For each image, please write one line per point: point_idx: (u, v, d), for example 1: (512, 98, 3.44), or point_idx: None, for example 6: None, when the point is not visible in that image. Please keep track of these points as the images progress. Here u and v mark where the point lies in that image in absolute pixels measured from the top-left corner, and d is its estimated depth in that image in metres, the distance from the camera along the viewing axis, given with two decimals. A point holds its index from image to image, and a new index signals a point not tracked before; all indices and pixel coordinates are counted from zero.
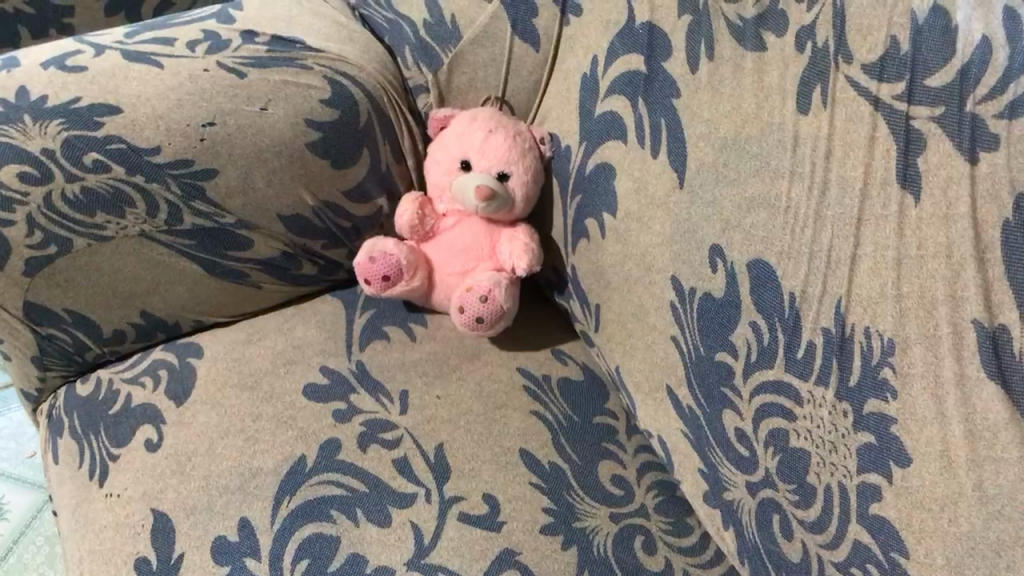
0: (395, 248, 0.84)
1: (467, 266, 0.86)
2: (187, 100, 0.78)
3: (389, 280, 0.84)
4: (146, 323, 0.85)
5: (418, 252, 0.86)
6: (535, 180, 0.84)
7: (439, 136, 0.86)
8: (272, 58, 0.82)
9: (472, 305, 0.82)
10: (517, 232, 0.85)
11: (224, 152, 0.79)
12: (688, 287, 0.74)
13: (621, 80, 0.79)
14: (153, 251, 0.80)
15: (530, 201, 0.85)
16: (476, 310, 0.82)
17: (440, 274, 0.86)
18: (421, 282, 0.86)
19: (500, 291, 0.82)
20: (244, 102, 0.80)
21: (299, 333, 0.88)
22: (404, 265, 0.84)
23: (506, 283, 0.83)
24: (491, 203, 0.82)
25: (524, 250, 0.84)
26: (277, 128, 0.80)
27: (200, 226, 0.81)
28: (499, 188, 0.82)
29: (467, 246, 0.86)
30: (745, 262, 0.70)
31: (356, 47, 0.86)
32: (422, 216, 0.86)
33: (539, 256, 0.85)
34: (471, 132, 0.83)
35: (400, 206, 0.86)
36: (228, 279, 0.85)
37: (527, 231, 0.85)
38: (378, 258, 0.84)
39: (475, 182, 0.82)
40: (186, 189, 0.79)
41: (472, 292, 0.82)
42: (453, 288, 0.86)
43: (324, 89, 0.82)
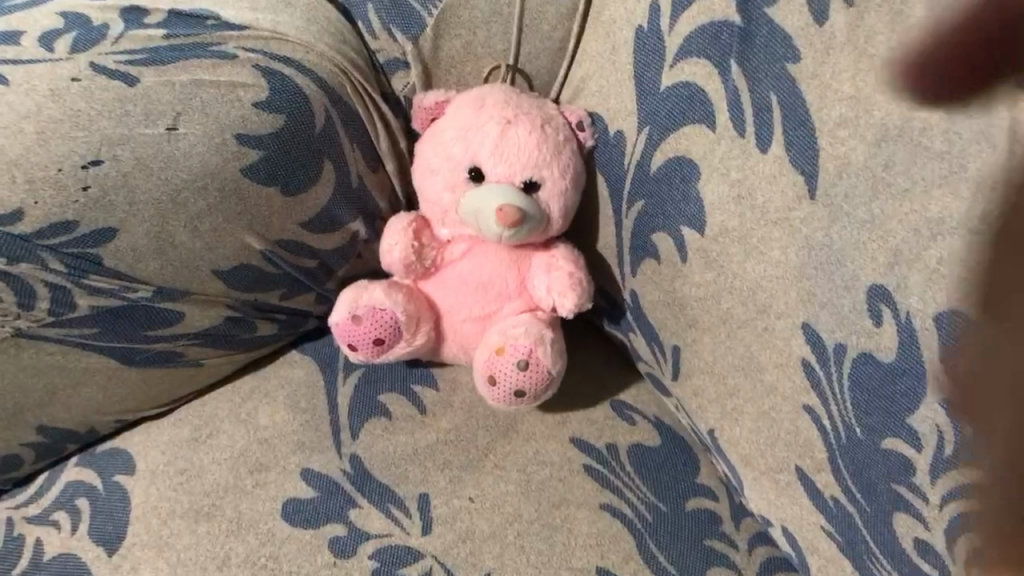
0: (387, 299, 0.60)
1: (489, 312, 0.61)
2: (53, 129, 0.51)
3: (384, 342, 0.60)
4: (48, 439, 0.60)
5: (418, 298, 0.62)
6: (574, 184, 0.59)
7: (430, 133, 0.60)
8: (173, 48, 0.55)
9: (507, 374, 0.58)
10: (554, 259, 0.60)
11: (122, 202, 0.53)
12: (833, 342, 0.51)
13: (701, 38, 0.53)
14: (39, 352, 0.55)
15: (569, 214, 0.60)
16: (514, 381, 0.58)
17: (452, 323, 0.62)
18: (427, 338, 0.62)
19: (543, 349, 0.58)
20: (140, 121, 0.53)
21: (264, 420, 0.64)
22: (403, 322, 0.60)
23: (549, 335, 0.59)
24: (518, 227, 0.57)
25: (569, 284, 0.60)
26: (196, 155, 0.54)
27: (102, 308, 0.55)
28: (528, 203, 0.57)
29: (487, 283, 0.61)
30: (931, 314, 0.46)
31: (297, 13, 0.58)
32: (419, 248, 0.61)
33: (587, 288, 0.61)
34: (478, 126, 0.58)
35: (385, 235, 0.61)
36: (154, 365, 0.60)
37: (569, 255, 0.61)
38: (365, 316, 0.60)
39: (493, 200, 0.57)
40: (74, 262, 0.53)
41: (505, 355, 0.58)
42: (472, 342, 0.62)
43: (258, 86, 0.55)
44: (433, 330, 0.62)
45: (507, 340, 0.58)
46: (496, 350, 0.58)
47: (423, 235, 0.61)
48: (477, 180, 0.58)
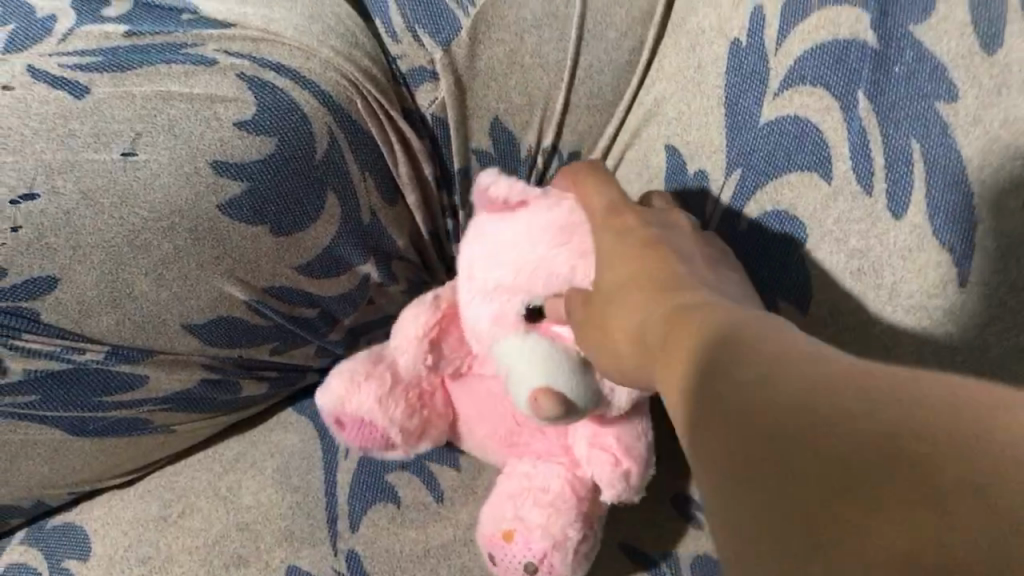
0: (381, 411, 0.47)
1: (515, 449, 0.46)
2: None
3: (375, 442, 0.49)
4: None
5: (428, 404, 0.48)
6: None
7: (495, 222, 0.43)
8: (138, 52, 0.43)
9: (506, 563, 0.44)
10: (602, 432, 0.43)
11: (64, 246, 0.42)
12: None
13: (819, 59, 0.40)
14: None
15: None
16: (510, 569, 0.44)
17: (472, 434, 0.49)
18: (433, 438, 0.50)
19: (560, 553, 0.43)
20: (88, 145, 0.41)
21: (247, 499, 0.53)
22: (397, 433, 0.48)
23: (575, 533, 0.43)
24: (561, 419, 0.39)
25: (609, 481, 0.43)
26: (161, 187, 0.42)
27: (40, 371, 0.44)
28: (584, 387, 0.39)
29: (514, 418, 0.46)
30: None
31: (299, 9, 0.46)
32: (437, 358, 0.47)
33: (647, 465, 0.44)
34: (559, 241, 0.40)
35: (397, 326, 0.48)
36: (117, 434, 0.50)
37: (631, 427, 0.43)
38: (351, 423, 0.49)
39: (539, 375, 0.39)
40: (4, 317, 0.42)
41: (511, 542, 0.44)
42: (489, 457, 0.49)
43: (241, 101, 0.43)
44: (445, 427, 0.50)
45: (518, 523, 0.44)
46: (505, 533, 0.44)
47: (446, 338, 0.47)
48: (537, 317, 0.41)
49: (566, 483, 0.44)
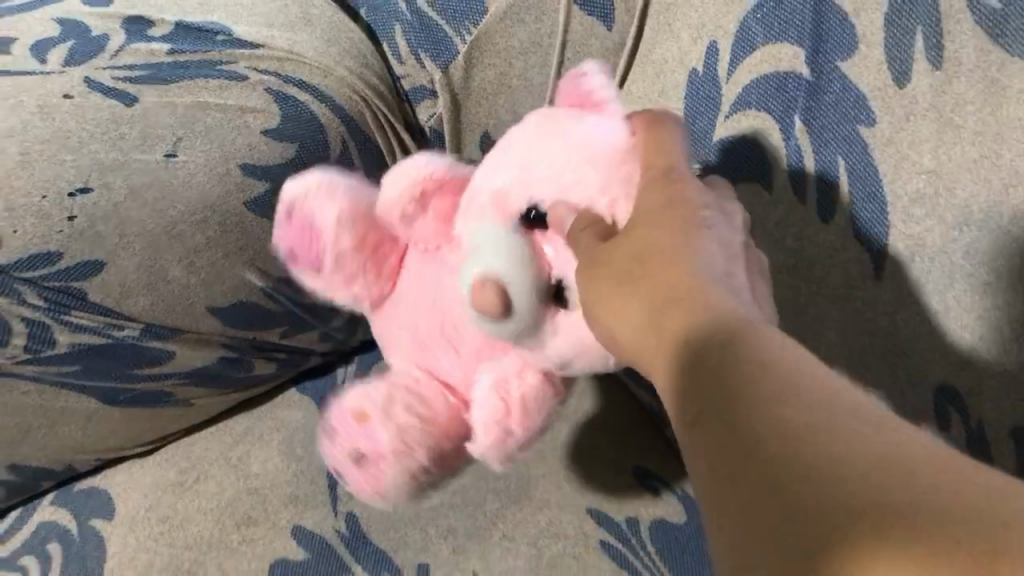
0: (327, 233, 0.41)
1: (423, 353, 0.42)
2: (38, 151, 0.46)
3: (300, 262, 0.42)
4: (21, 477, 0.56)
5: (371, 275, 0.42)
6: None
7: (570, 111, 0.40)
8: (178, 67, 0.50)
9: (342, 449, 0.41)
10: (512, 385, 0.39)
11: (112, 233, 0.47)
12: None
13: (764, 88, 0.47)
14: (13, 390, 0.50)
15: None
16: (341, 441, 0.41)
17: (394, 316, 0.44)
18: (354, 301, 0.43)
19: (396, 462, 0.40)
20: (136, 146, 0.48)
21: (256, 467, 0.59)
22: (326, 272, 0.42)
23: (420, 456, 0.40)
24: (490, 326, 0.37)
25: (485, 439, 0.38)
26: (197, 185, 0.49)
27: (84, 345, 0.50)
28: (533, 306, 0.36)
29: (448, 328, 0.40)
30: None
31: (317, 32, 0.53)
32: (417, 215, 0.41)
33: (531, 437, 0.40)
34: (613, 163, 0.35)
35: (398, 166, 0.42)
36: (143, 405, 0.56)
37: (546, 394, 0.39)
38: (301, 217, 0.41)
39: (496, 266, 0.36)
40: (56, 297, 0.48)
41: (358, 425, 0.40)
42: (391, 356, 0.44)
43: (268, 113, 0.50)
44: (372, 304, 0.44)
45: (381, 414, 0.40)
46: (357, 413, 0.41)
47: (436, 203, 0.41)
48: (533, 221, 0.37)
49: (448, 413, 0.41)
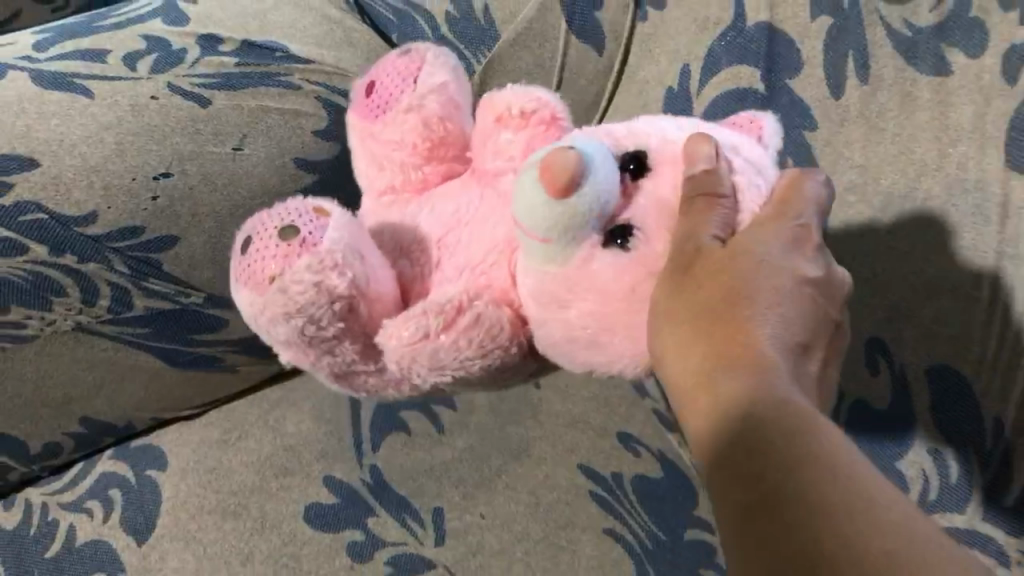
0: (418, 91, 0.44)
1: (410, 252, 0.43)
2: (130, 142, 0.56)
3: (373, 97, 0.45)
4: (88, 431, 0.64)
5: (421, 158, 0.44)
6: (643, 262, 0.36)
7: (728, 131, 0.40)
8: (245, 75, 0.60)
9: (292, 214, 0.39)
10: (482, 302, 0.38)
11: (185, 212, 0.57)
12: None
13: (727, 101, 0.58)
14: (93, 347, 0.59)
15: (623, 283, 0.36)
16: (280, 216, 0.39)
17: (406, 217, 0.44)
18: (377, 161, 0.45)
19: (310, 259, 0.37)
20: (209, 140, 0.57)
21: (291, 428, 0.68)
22: (386, 118, 0.44)
23: (346, 284, 0.38)
24: (538, 200, 0.35)
25: (413, 327, 0.38)
26: (258, 174, 0.58)
27: (156, 309, 0.59)
28: (596, 209, 0.35)
29: (450, 235, 0.42)
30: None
31: (358, 52, 0.63)
32: (513, 124, 0.42)
33: (445, 362, 0.39)
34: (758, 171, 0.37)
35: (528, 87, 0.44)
36: (198, 368, 0.64)
37: (498, 336, 0.39)
38: (413, 59, 0.45)
39: (592, 152, 0.35)
40: (136, 264, 0.57)
41: (319, 217, 0.39)
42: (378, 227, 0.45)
43: (318, 116, 0.60)
44: (387, 180, 0.45)
45: (350, 227, 0.40)
46: (319, 211, 0.40)
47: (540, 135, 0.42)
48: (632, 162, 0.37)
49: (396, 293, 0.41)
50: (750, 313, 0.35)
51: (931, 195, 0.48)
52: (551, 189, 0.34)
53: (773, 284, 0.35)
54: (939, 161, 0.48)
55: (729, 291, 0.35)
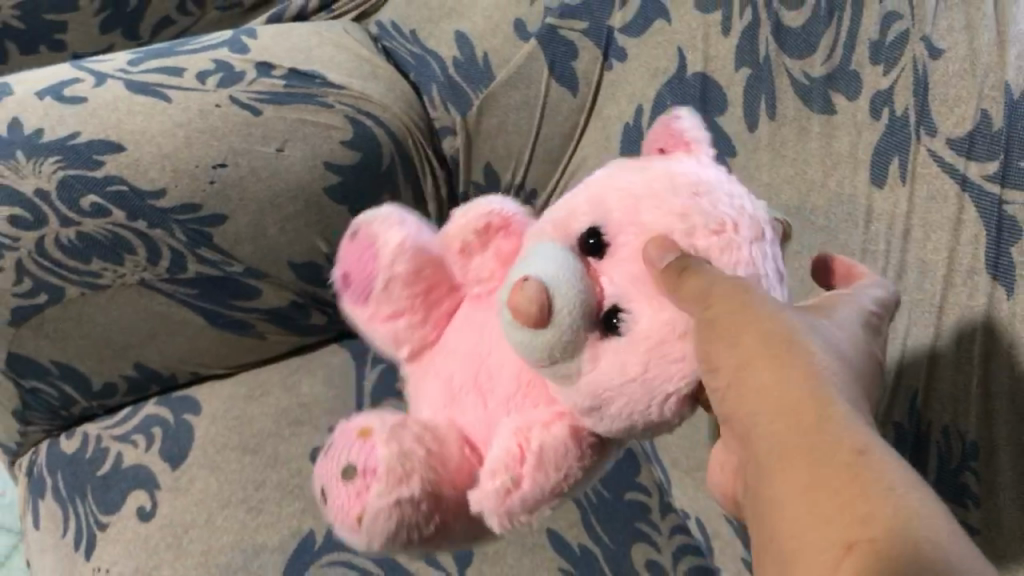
0: (385, 256, 0.47)
1: (452, 405, 0.46)
2: (197, 138, 0.72)
3: (352, 285, 0.48)
4: (139, 375, 0.77)
5: (417, 306, 0.47)
6: (635, 339, 0.39)
7: (658, 139, 0.46)
8: (289, 94, 0.76)
9: (345, 448, 0.44)
10: (535, 433, 0.41)
11: (235, 196, 0.73)
12: None
13: None
14: (153, 300, 0.73)
15: (631, 371, 0.39)
16: (336, 454, 0.44)
17: (439, 359, 0.48)
18: (392, 338, 0.48)
19: (382, 483, 0.42)
20: (258, 142, 0.74)
21: (304, 389, 0.81)
22: (372, 301, 0.48)
23: (417, 485, 0.42)
24: (521, 335, 0.39)
25: (493, 491, 0.41)
26: (294, 171, 0.74)
27: (205, 275, 0.73)
28: (574, 318, 0.38)
29: (480, 373, 0.45)
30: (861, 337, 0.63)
31: (380, 84, 0.82)
32: (476, 251, 0.47)
33: (537, 499, 0.42)
34: (696, 197, 0.40)
35: (470, 206, 0.48)
36: (233, 331, 0.78)
37: (565, 453, 0.41)
38: (361, 236, 0.48)
39: (548, 275, 0.38)
40: (193, 235, 0.72)
41: (361, 441, 0.43)
42: (422, 385, 0.48)
43: (344, 130, 0.76)
44: (407, 348, 0.48)
45: (380, 425, 0.44)
46: (362, 431, 0.44)
47: (496, 246, 0.47)
48: (591, 251, 0.41)
49: (460, 460, 0.44)
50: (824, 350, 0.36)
51: (818, 206, 0.66)
52: (524, 326, 0.38)
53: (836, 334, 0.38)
54: (820, 178, 0.65)
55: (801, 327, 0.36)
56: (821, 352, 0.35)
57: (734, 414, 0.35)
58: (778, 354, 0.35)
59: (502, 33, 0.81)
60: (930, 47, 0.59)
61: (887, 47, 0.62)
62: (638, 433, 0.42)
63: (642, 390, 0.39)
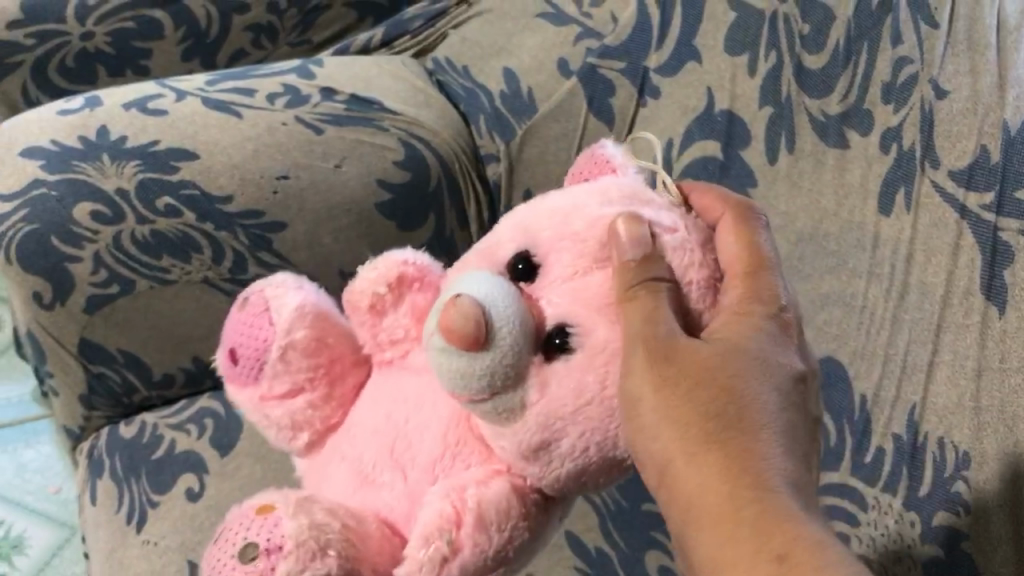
0: (284, 326, 0.49)
1: (365, 487, 0.47)
2: (264, 151, 0.80)
3: (242, 360, 0.51)
4: (195, 368, 0.83)
5: (316, 382, 0.50)
6: (591, 348, 0.42)
7: (586, 170, 0.52)
8: (349, 117, 0.84)
9: (240, 530, 0.43)
10: (472, 490, 0.43)
11: (294, 206, 0.79)
12: (845, 371, 0.69)
13: (696, 167, 0.79)
14: (215, 298, 0.80)
15: (593, 380, 0.42)
16: (232, 536, 0.43)
17: (351, 433, 0.49)
18: (292, 423, 0.50)
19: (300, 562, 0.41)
20: (319, 158, 0.81)
21: None
22: (267, 370, 0.50)
23: (331, 562, 0.42)
24: (457, 361, 0.41)
25: (431, 557, 0.41)
26: (349, 187, 0.81)
27: (262, 277, 0.80)
28: (512, 337, 0.41)
29: (398, 444, 0.47)
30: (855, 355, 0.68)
31: (432, 111, 0.89)
32: (390, 306, 0.50)
33: (483, 557, 0.43)
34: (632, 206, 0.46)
35: (377, 259, 0.51)
36: None
37: (504, 506, 0.43)
38: (258, 302, 0.51)
39: (483, 293, 0.41)
40: (254, 239, 0.79)
41: (263, 519, 0.43)
42: (325, 475, 0.49)
43: (396, 151, 0.84)
44: (308, 431, 0.50)
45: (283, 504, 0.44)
46: (262, 510, 0.44)
47: (410, 299, 0.50)
48: (520, 276, 0.45)
49: (380, 534, 0.44)
50: (751, 411, 0.43)
51: (830, 233, 0.70)
52: (459, 345, 0.40)
53: (762, 359, 0.44)
54: (834, 206, 0.70)
55: (728, 387, 0.43)
56: (744, 419, 0.43)
57: (673, 505, 0.44)
58: (706, 445, 0.42)
59: (546, 69, 0.88)
60: (936, 87, 0.64)
61: (898, 88, 0.66)
62: (583, 478, 0.44)
63: (600, 411, 0.42)
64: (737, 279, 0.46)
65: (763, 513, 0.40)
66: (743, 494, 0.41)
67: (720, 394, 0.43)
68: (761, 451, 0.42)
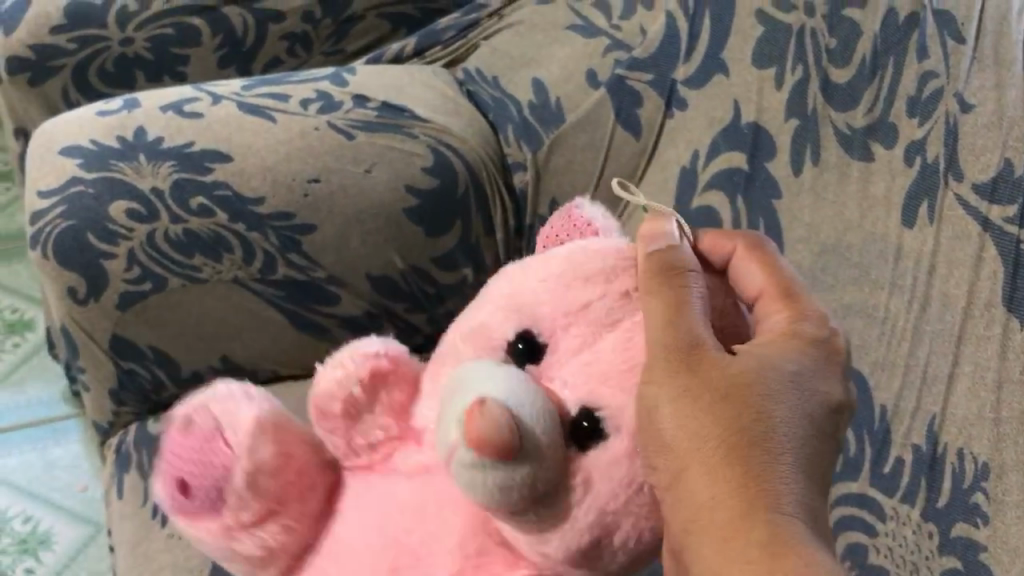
0: (240, 450, 0.52)
1: None
2: (296, 154, 0.82)
3: (196, 492, 0.52)
4: (223, 369, 0.84)
5: (286, 502, 0.53)
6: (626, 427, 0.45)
7: (560, 231, 0.55)
8: (380, 123, 0.86)
9: None
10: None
11: (324, 209, 0.81)
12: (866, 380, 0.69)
13: (720, 177, 0.80)
14: (245, 296, 0.81)
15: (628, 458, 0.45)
16: None
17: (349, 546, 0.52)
18: (265, 548, 0.53)
19: None
20: (350, 162, 0.83)
21: None
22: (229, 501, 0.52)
23: None
24: (491, 477, 0.42)
25: None
26: (378, 191, 0.83)
27: (292, 278, 0.82)
28: (542, 446, 0.42)
29: (396, 557, 0.49)
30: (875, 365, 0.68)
31: (462, 120, 0.91)
32: (371, 407, 0.52)
33: None
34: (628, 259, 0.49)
35: (343, 354, 0.52)
36: (313, 334, 0.85)
37: None
38: (204, 427, 0.52)
39: (508, 399, 0.42)
40: (284, 240, 0.80)
41: None
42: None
43: (425, 157, 0.85)
44: (279, 555, 0.54)
45: None
46: None
47: (391, 395, 0.52)
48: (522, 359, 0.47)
49: None
50: (777, 431, 0.44)
51: (854, 244, 0.70)
52: (492, 453, 0.41)
53: (795, 385, 0.45)
54: (859, 218, 0.70)
55: (757, 407, 0.44)
56: (770, 438, 0.44)
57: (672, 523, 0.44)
58: (728, 464, 0.43)
59: (575, 81, 0.90)
60: (961, 102, 0.64)
61: (923, 103, 0.66)
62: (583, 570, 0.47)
63: (643, 500, 0.45)
64: (777, 301, 0.49)
65: (772, 536, 0.42)
66: (754, 516, 0.42)
67: (746, 414, 0.44)
68: (779, 475, 0.43)
